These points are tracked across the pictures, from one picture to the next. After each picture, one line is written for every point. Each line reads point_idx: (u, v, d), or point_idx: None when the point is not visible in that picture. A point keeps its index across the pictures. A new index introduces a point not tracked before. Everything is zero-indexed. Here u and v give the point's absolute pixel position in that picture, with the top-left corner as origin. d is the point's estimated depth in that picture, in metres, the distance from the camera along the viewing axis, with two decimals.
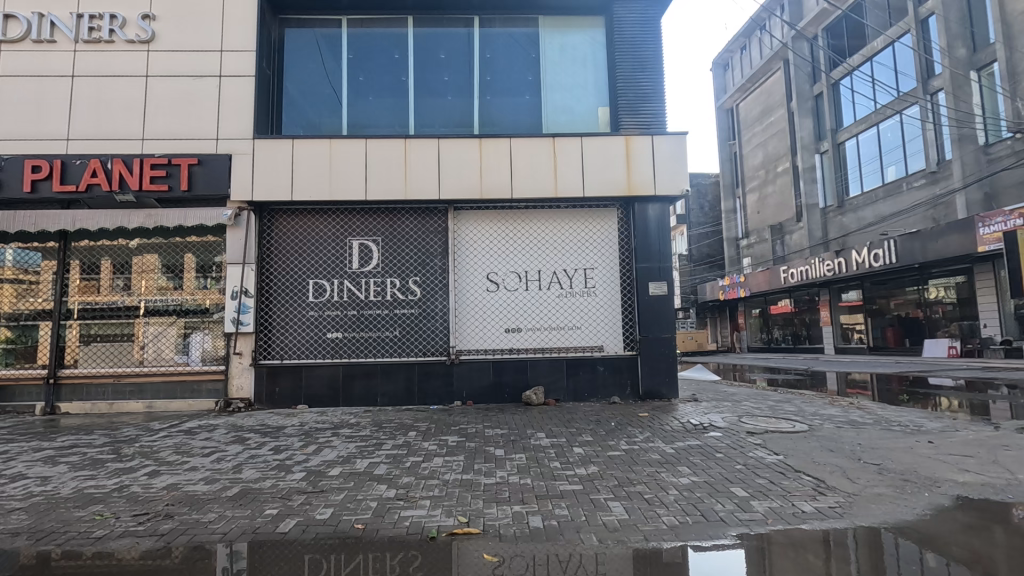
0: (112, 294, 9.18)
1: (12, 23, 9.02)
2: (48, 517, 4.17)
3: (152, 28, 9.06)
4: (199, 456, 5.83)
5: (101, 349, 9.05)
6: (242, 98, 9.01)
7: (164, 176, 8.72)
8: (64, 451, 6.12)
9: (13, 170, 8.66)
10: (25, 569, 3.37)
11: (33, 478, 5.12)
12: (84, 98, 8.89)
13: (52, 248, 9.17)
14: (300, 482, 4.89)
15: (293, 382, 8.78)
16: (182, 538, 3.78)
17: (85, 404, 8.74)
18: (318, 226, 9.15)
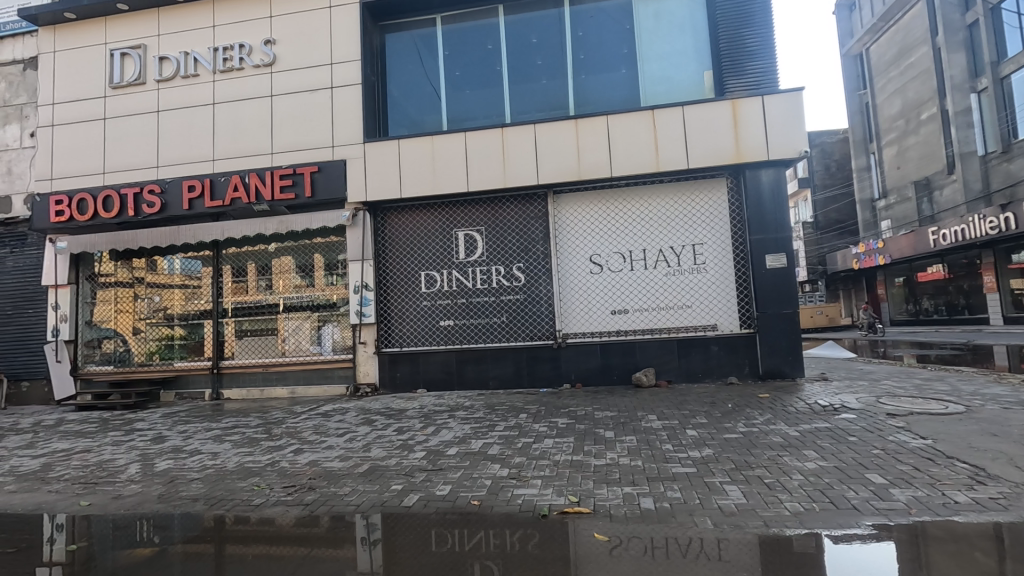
0: (258, 293, 10.39)
1: (164, 63, 10.44)
2: (218, 486, 4.89)
3: (273, 51, 10.00)
4: (334, 435, 6.48)
5: (251, 342, 10.31)
6: (352, 106, 9.68)
7: (291, 184, 9.64)
8: (228, 431, 7.10)
9: (174, 190, 10.07)
10: (205, 530, 4.00)
11: (206, 454, 6.01)
12: (224, 122, 10.07)
13: (209, 256, 10.56)
14: (421, 460, 5.25)
15: (412, 369, 9.40)
16: (323, 508, 4.25)
17: (242, 390, 10.04)
18: (425, 220, 9.63)
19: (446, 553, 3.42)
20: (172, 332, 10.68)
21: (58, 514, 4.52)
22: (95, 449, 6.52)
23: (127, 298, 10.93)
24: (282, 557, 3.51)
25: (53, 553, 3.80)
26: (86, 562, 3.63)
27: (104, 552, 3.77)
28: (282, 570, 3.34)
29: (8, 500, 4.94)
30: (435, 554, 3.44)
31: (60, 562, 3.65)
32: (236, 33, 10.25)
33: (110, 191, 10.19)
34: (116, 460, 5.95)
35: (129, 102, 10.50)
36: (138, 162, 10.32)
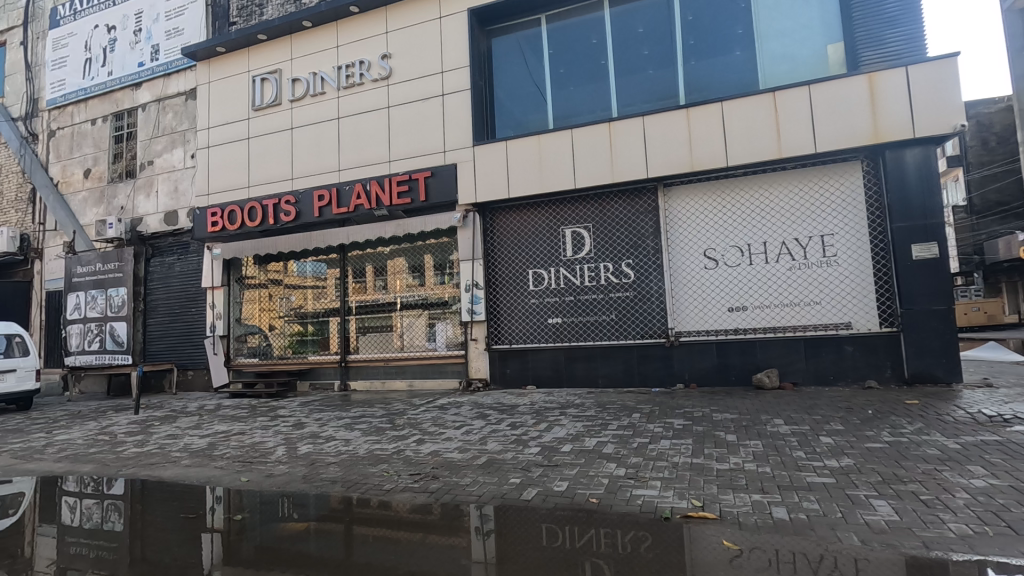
0: (376, 293, 11.12)
1: (296, 84, 11.52)
2: (353, 470, 5.31)
3: (389, 65, 10.65)
4: (452, 428, 6.76)
5: (372, 337, 11.06)
6: (461, 111, 10.05)
7: (407, 190, 10.21)
8: (357, 419, 7.70)
9: (306, 200, 11.08)
10: (340, 510, 4.37)
11: (340, 440, 6.56)
12: (347, 135, 10.91)
13: (335, 259, 11.50)
14: (537, 455, 5.33)
15: (522, 365, 9.58)
16: (446, 496, 4.47)
17: (366, 382, 10.83)
18: (533, 219, 9.75)
19: (560, 549, 3.44)
20: (305, 328, 11.75)
21: (217, 487, 5.18)
22: (248, 432, 7.38)
23: (267, 297, 12.19)
24: (404, 541, 3.72)
25: (216, 520, 4.36)
26: (241, 531, 4.11)
27: (257, 523, 4.24)
28: (403, 553, 3.55)
29: (185, 472, 5.75)
30: (549, 549, 3.47)
31: (220, 529, 4.17)
32: (356, 51, 11.04)
33: (254, 203, 11.44)
34: (266, 442, 6.68)
35: (268, 122, 11.71)
36: (276, 176, 11.49)
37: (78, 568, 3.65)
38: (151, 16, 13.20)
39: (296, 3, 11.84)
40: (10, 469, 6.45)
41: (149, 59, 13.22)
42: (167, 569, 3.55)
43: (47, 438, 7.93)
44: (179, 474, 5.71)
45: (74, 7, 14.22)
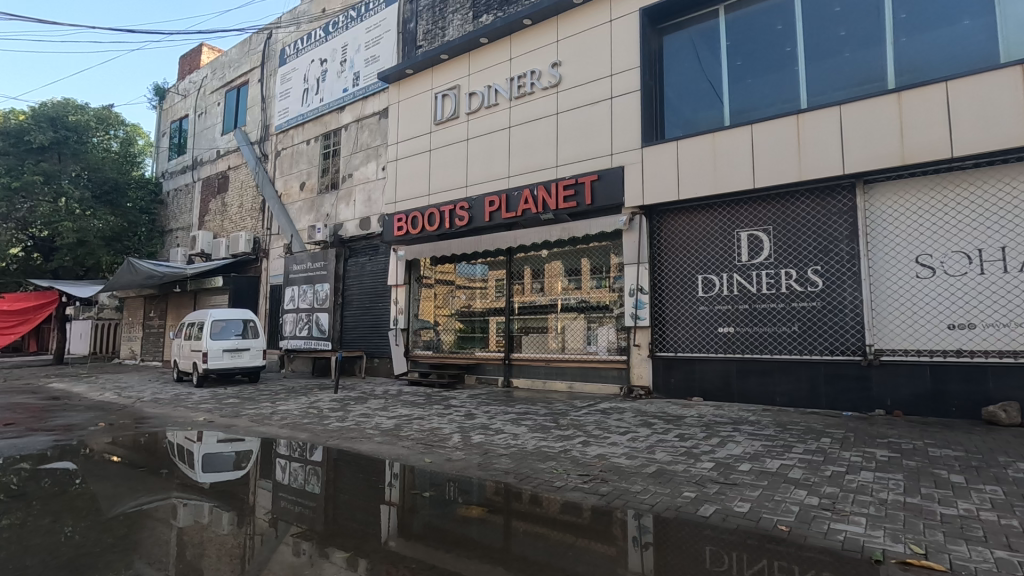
0: (537, 294, 11.43)
1: (472, 97, 12.36)
2: (523, 464, 5.52)
3: (559, 72, 10.92)
4: (617, 433, 6.68)
5: (534, 337, 11.37)
6: (630, 112, 9.91)
7: (573, 194, 10.35)
8: (523, 415, 7.99)
9: (478, 206, 11.82)
10: (505, 501, 4.56)
11: (508, 433, 6.87)
12: (517, 143, 11.42)
13: (500, 261, 12.09)
14: (712, 471, 5.03)
15: (688, 375, 9.14)
16: (618, 501, 4.42)
17: (528, 380, 11.17)
18: (704, 221, 9.24)
19: None
20: (472, 326, 12.51)
21: (397, 464, 5.76)
22: (426, 417, 8.08)
23: (439, 295, 13.22)
24: (559, 540, 3.75)
25: (393, 495, 4.83)
26: (412, 507, 4.49)
27: (428, 502, 4.61)
28: (557, 551, 3.58)
29: (377, 448, 6.47)
30: (713, 572, 3.23)
31: (396, 503, 4.60)
32: (528, 61, 11.50)
33: (433, 209, 12.51)
34: (443, 429, 7.25)
35: (447, 135, 12.75)
36: (453, 183, 12.45)
37: (287, 520, 4.29)
38: (354, 47, 15.19)
39: (474, 22, 12.72)
40: (248, 430, 7.85)
41: (351, 85, 15.20)
42: (355, 532, 4.02)
43: (272, 408, 9.51)
44: (373, 449, 6.45)
45: (297, 47, 16.91)
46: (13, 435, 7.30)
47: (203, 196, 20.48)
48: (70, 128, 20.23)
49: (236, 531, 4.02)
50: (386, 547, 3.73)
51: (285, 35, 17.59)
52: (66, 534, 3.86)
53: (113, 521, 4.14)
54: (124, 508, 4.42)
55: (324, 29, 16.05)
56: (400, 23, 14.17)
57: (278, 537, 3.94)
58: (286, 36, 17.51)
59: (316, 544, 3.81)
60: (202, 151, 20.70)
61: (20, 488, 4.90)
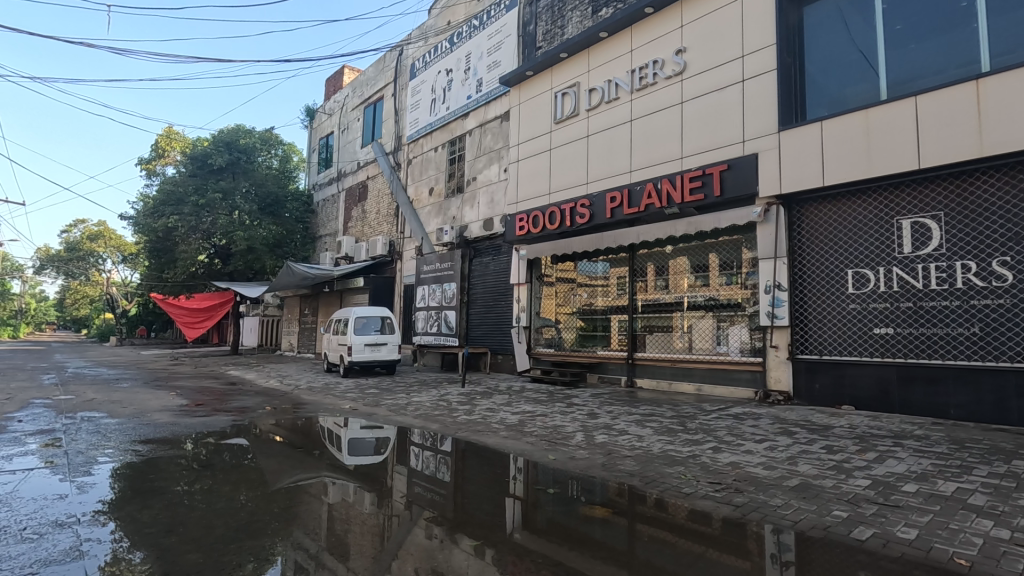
0: (662, 292, 11.05)
1: (592, 93, 12.25)
2: (649, 467, 5.35)
3: (684, 59, 10.42)
4: (752, 441, 6.21)
5: (659, 337, 10.99)
6: (765, 94, 9.17)
7: (700, 185, 9.83)
8: (648, 417, 7.75)
9: (599, 202, 11.68)
10: (628, 504, 4.44)
11: (633, 435, 6.70)
12: (639, 137, 11.10)
13: (623, 258, 11.86)
14: (867, 489, 4.48)
15: (836, 382, 8.24)
16: (755, 514, 4.10)
17: (652, 381, 10.78)
18: (855, 209, 8.24)
19: None
20: (594, 325, 12.41)
21: (520, 459, 5.89)
22: (550, 415, 8.16)
23: (561, 293, 13.29)
24: (687, 549, 3.57)
25: (517, 489, 4.93)
26: (535, 502, 4.55)
27: (550, 499, 4.64)
28: (685, 561, 3.41)
29: (502, 443, 6.66)
30: None
31: (520, 497, 4.70)
32: (650, 51, 11.13)
33: (554, 208, 12.59)
34: (566, 427, 7.27)
35: (567, 133, 12.75)
36: (574, 181, 12.44)
37: (420, 505, 4.58)
38: (477, 55, 15.78)
39: (593, 17, 12.58)
40: (386, 419, 8.50)
41: (475, 92, 15.81)
42: (481, 522, 4.18)
43: (407, 399, 10.21)
44: (498, 443, 6.64)
45: (425, 60, 17.95)
46: (202, 413, 8.61)
47: (346, 204, 22.56)
48: (241, 150, 23.38)
49: (376, 511, 4.37)
50: (511, 538, 3.83)
51: (415, 50, 18.75)
52: (242, 500, 4.48)
53: (278, 492, 4.72)
54: (285, 483, 5.02)
55: (449, 41, 16.87)
56: (520, 27, 14.45)
57: (412, 520, 4.21)
58: (415, 51, 18.69)
59: (446, 529, 4.01)
60: (344, 163, 22.80)
61: (208, 459, 5.77)
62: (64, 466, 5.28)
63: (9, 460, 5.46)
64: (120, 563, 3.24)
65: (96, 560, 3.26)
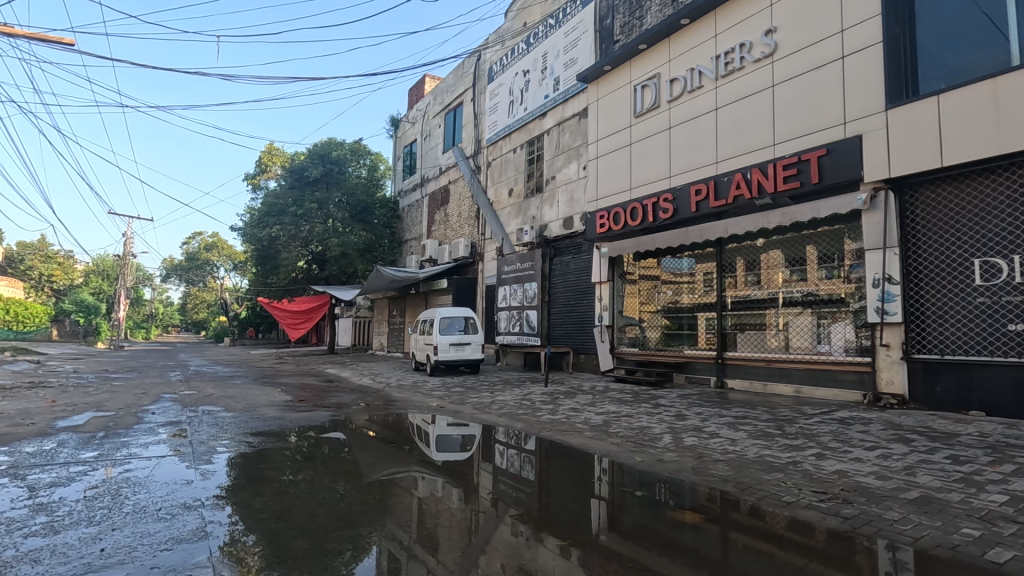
0: (753, 288, 10.49)
1: (674, 83, 11.83)
2: (744, 473, 5.07)
3: (774, 40, 9.80)
4: (861, 448, 5.71)
5: (751, 335, 10.43)
6: (869, 70, 8.41)
7: (796, 173, 9.19)
8: (741, 420, 7.35)
9: (683, 196, 11.26)
10: (720, 510, 4.24)
11: (725, 438, 6.38)
12: (726, 125, 10.58)
13: (710, 253, 11.35)
14: (1003, 506, 3.98)
15: (961, 384, 7.38)
16: (866, 527, 3.77)
17: (745, 382, 10.22)
18: (981, 191, 7.35)
19: None
20: (680, 323, 12.01)
21: (605, 460, 5.80)
22: (635, 416, 7.97)
23: (644, 291, 12.98)
24: (788, 561, 3.34)
25: (602, 490, 4.85)
26: (621, 504, 4.46)
27: (638, 502, 4.52)
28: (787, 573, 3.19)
29: (587, 443, 6.58)
30: None
31: (606, 498, 4.62)
32: (737, 34, 10.58)
33: (635, 204, 12.29)
34: (652, 428, 7.08)
35: (648, 126, 12.41)
36: (656, 175, 12.08)
37: (506, 502, 4.63)
38: (554, 54, 15.75)
39: (674, 4, 12.13)
40: (472, 417, 8.69)
41: (552, 91, 15.78)
42: (566, 521, 4.15)
43: (491, 398, 10.38)
44: (583, 443, 6.57)
45: (503, 63, 18.15)
46: (304, 408, 9.26)
47: (430, 208, 23.34)
48: (334, 161, 24.88)
49: (464, 506, 4.48)
50: (598, 540, 3.77)
51: (492, 54, 19.02)
52: (340, 491, 4.76)
53: (373, 485, 4.97)
54: (379, 475, 5.28)
55: (526, 42, 16.96)
56: (596, 22, 14.24)
57: (499, 517, 4.27)
58: (492, 55, 18.97)
59: (532, 527, 4.03)
60: (427, 169, 23.58)
61: (310, 451, 6.18)
62: (190, 454, 5.88)
63: (145, 447, 6.15)
64: (237, 544, 3.55)
65: (218, 540, 3.60)
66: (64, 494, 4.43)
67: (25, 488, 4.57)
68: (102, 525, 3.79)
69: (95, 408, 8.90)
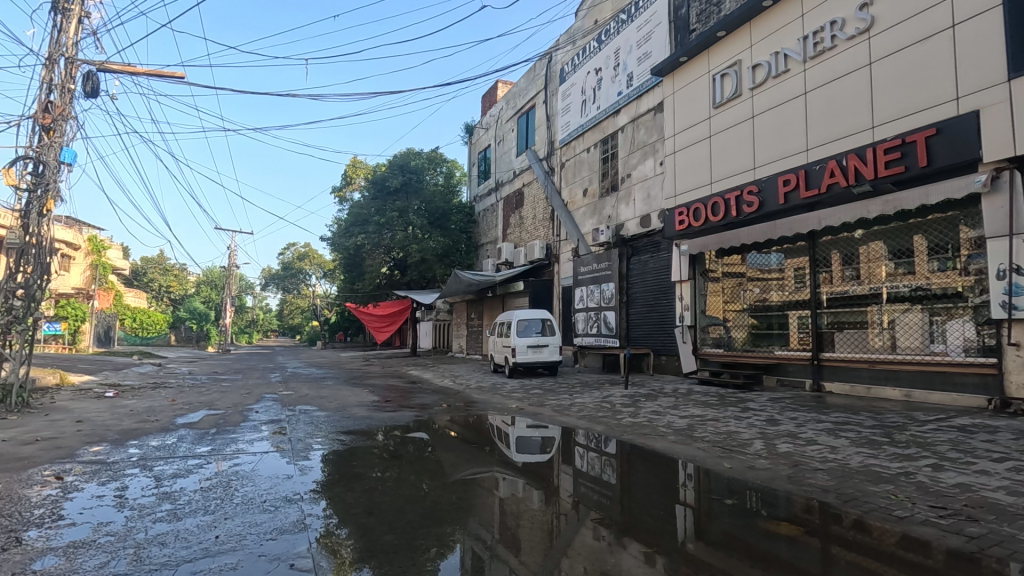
0: (852, 283, 9.72)
1: (757, 70, 11.23)
2: (847, 483, 4.69)
3: (870, 14, 9.05)
4: (987, 459, 5.12)
5: (851, 334, 9.66)
6: (986, 37, 7.54)
7: (900, 157, 8.39)
8: (842, 426, 6.83)
9: (770, 188, 10.64)
10: (819, 523, 3.94)
11: (824, 446, 5.95)
12: (817, 110, 9.90)
13: (802, 247, 10.64)
14: None
15: None
16: (996, 549, 3.36)
17: (846, 385, 9.45)
18: None
19: None
20: (769, 322, 11.35)
21: (690, 465, 5.59)
22: (722, 419, 7.62)
23: (728, 289, 12.39)
24: None
25: (688, 496, 4.67)
26: (709, 512, 4.27)
27: (727, 510, 4.31)
28: None
29: (671, 447, 6.37)
30: None
31: (692, 505, 4.45)
32: (827, 12, 9.87)
33: (717, 198, 11.77)
34: (742, 433, 6.73)
35: (729, 117, 11.86)
36: (739, 167, 11.51)
37: (587, 505, 4.57)
38: (627, 49, 15.44)
39: None
40: (551, 419, 8.68)
41: (626, 87, 15.47)
42: (651, 528, 4.04)
43: (570, 400, 10.32)
44: (666, 447, 6.37)
45: (574, 62, 18.04)
46: (391, 409, 9.67)
47: (504, 212, 23.64)
48: (412, 171, 25.83)
49: (545, 508, 4.47)
50: (685, 548, 3.63)
51: (563, 54, 18.97)
52: (425, 489, 4.91)
53: (456, 483, 5.10)
54: (462, 475, 5.40)
55: (597, 39, 16.76)
56: (671, 13, 13.81)
57: (580, 520, 4.22)
58: (563, 56, 18.91)
59: (614, 532, 3.95)
60: (502, 173, 23.89)
61: (397, 449, 6.44)
62: (290, 451, 6.30)
63: (251, 443, 6.68)
64: (332, 537, 3.76)
65: (315, 532, 3.83)
66: (184, 484, 4.90)
67: (152, 478, 5.10)
68: (216, 513, 4.14)
69: (208, 407, 9.78)
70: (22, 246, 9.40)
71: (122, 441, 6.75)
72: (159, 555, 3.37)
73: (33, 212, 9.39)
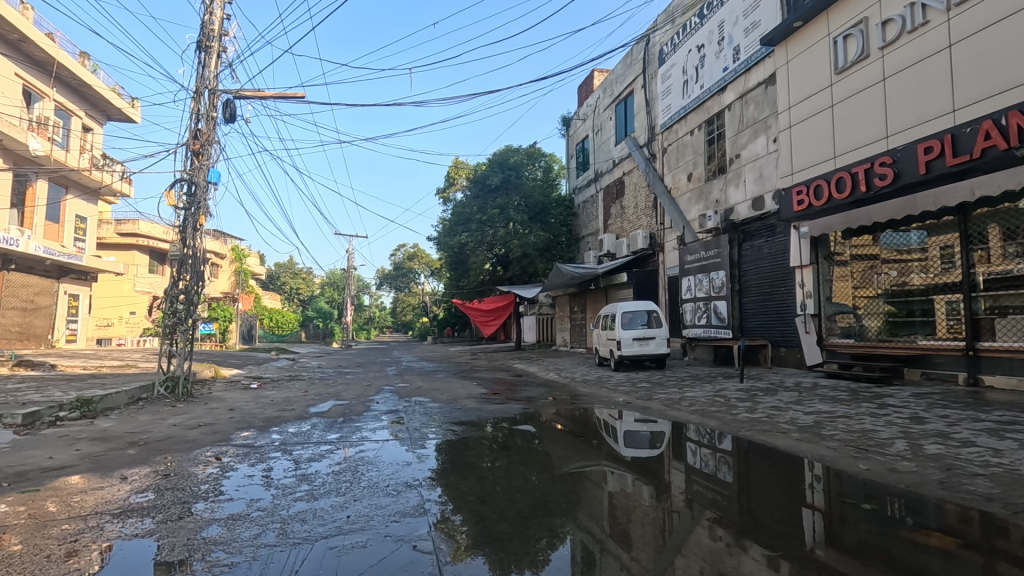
0: (1015, 261, 8.40)
1: (888, 26, 10.02)
2: (1016, 492, 4.07)
3: None
4: None
5: (1018, 321, 8.34)
6: None
7: None
8: (1007, 426, 5.92)
9: (907, 157, 9.43)
10: (979, 535, 3.46)
11: (985, 448, 5.20)
12: (965, 65, 8.64)
13: (951, 222, 9.35)
14: None
15: None
16: None
17: (1011, 379, 8.20)
18: None
19: None
20: (910, 309, 10.11)
21: (818, 466, 5.14)
22: (855, 416, 6.94)
23: (858, 274, 11.21)
24: None
25: (816, 499, 4.31)
26: (843, 517, 3.92)
27: (864, 516, 3.92)
28: None
29: (795, 445, 5.92)
30: None
31: (821, 509, 4.10)
32: None
33: (843, 172, 10.68)
34: (880, 432, 6.08)
35: (854, 82, 10.72)
36: (869, 137, 10.36)
37: (702, 504, 4.37)
38: (732, 22, 14.48)
39: None
40: (660, 413, 8.42)
41: (732, 62, 14.53)
42: (774, 530, 3.79)
43: (679, 394, 9.92)
44: (790, 445, 5.92)
45: (674, 41, 17.24)
46: (499, 401, 9.92)
47: (605, 203, 23.26)
48: (511, 167, 26.21)
49: (656, 504, 4.35)
50: (814, 555, 3.36)
51: (662, 35, 18.19)
52: (534, 480, 5.00)
53: (564, 476, 5.12)
54: (570, 468, 5.41)
55: (699, 15, 15.89)
56: None
57: (694, 519, 4.06)
58: (662, 36, 18.15)
59: (733, 533, 3.75)
60: (601, 163, 23.48)
61: (505, 441, 6.59)
62: (408, 439, 6.69)
63: (373, 432, 7.19)
64: (447, 522, 3.94)
65: (433, 517, 4.04)
66: (318, 467, 5.39)
67: (292, 461, 5.67)
68: (346, 495, 4.52)
69: (335, 398, 10.64)
70: (181, 257, 10.81)
71: (265, 428, 7.56)
72: (301, 530, 3.75)
73: (188, 226, 10.77)
